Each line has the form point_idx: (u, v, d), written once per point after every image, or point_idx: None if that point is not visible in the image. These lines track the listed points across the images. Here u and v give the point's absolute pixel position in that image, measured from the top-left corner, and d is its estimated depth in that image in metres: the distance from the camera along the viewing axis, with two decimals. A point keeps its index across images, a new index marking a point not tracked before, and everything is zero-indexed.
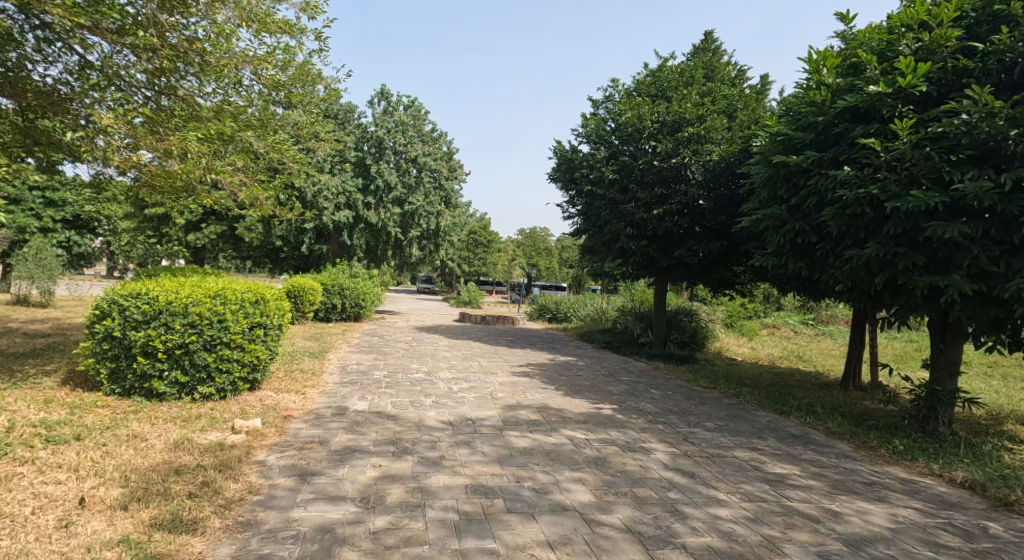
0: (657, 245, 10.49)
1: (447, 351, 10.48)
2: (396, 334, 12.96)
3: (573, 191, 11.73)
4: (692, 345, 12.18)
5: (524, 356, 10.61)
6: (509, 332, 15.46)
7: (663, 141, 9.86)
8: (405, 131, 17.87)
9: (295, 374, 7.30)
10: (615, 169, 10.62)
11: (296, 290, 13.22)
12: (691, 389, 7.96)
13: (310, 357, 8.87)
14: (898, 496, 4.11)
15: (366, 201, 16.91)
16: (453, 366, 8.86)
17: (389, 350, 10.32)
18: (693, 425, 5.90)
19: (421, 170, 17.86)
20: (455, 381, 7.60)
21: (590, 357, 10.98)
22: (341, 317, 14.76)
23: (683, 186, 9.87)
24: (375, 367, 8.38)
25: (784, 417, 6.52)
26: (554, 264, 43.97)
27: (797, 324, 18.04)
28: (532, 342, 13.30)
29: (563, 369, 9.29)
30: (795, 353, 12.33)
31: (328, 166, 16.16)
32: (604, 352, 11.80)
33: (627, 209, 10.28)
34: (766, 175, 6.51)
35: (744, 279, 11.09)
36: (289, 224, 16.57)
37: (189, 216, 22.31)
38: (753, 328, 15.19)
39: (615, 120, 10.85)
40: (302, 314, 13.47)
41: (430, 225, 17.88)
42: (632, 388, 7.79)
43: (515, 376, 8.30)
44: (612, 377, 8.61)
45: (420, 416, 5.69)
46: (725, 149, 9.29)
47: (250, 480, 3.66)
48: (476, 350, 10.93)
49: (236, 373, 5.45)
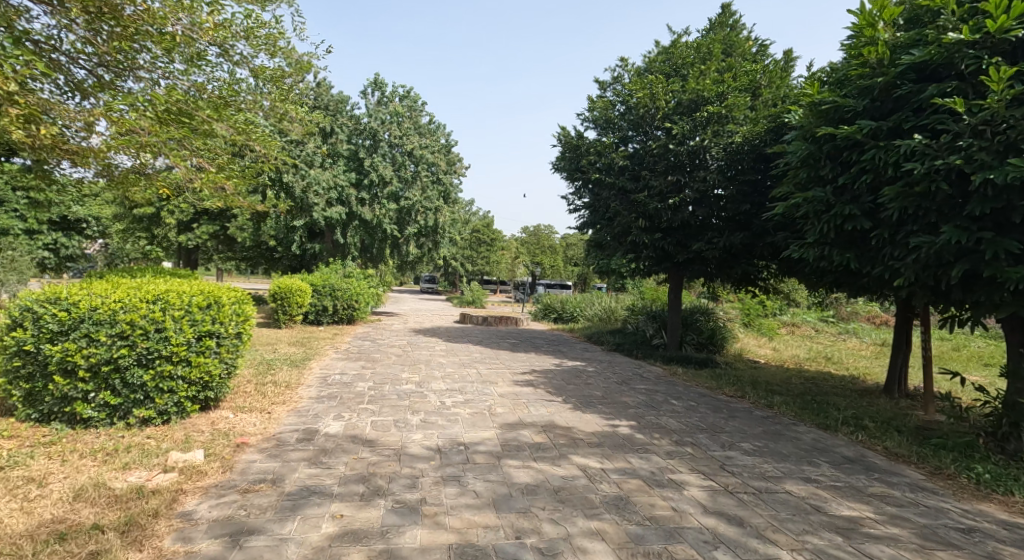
0: (672, 238, 9.56)
1: (443, 357, 9.56)
2: (390, 338, 12.06)
3: (579, 181, 10.79)
4: (710, 346, 11.23)
5: (527, 361, 9.68)
6: (512, 334, 14.53)
7: (679, 123, 8.94)
8: (401, 122, 16.96)
9: (266, 386, 6.42)
10: (625, 155, 9.72)
11: (283, 292, 12.38)
12: (716, 399, 7.02)
13: (290, 366, 7.99)
14: (1012, 552, 3.19)
15: (359, 197, 16.06)
16: (448, 375, 7.94)
17: (379, 357, 9.41)
18: (728, 448, 4.97)
19: (418, 164, 16.94)
20: (449, 394, 6.69)
21: (599, 362, 10.05)
22: (332, 320, 13.88)
23: (702, 172, 8.96)
24: (360, 377, 7.48)
25: (831, 434, 5.58)
26: (559, 262, 42.96)
27: (818, 322, 17.02)
28: (536, 345, 12.36)
29: (570, 376, 8.36)
30: (822, 354, 11.36)
31: (318, 160, 15.41)
32: (615, 355, 10.87)
33: (639, 199, 9.36)
34: (808, 151, 5.61)
35: (768, 275, 10.13)
36: (278, 222, 15.79)
37: (177, 215, 21.42)
38: (773, 327, 14.21)
39: (625, 102, 9.92)
40: (291, 317, 12.62)
41: (429, 221, 16.99)
42: (649, 399, 6.86)
43: (517, 386, 7.38)
44: (626, 386, 7.68)
45: (403, 441, 4.78)
46: (748, 130, 8.34)
47: (160, 548, 2.79)
48: (475, 355, 10.01)
49: (182, 392, 4.56)
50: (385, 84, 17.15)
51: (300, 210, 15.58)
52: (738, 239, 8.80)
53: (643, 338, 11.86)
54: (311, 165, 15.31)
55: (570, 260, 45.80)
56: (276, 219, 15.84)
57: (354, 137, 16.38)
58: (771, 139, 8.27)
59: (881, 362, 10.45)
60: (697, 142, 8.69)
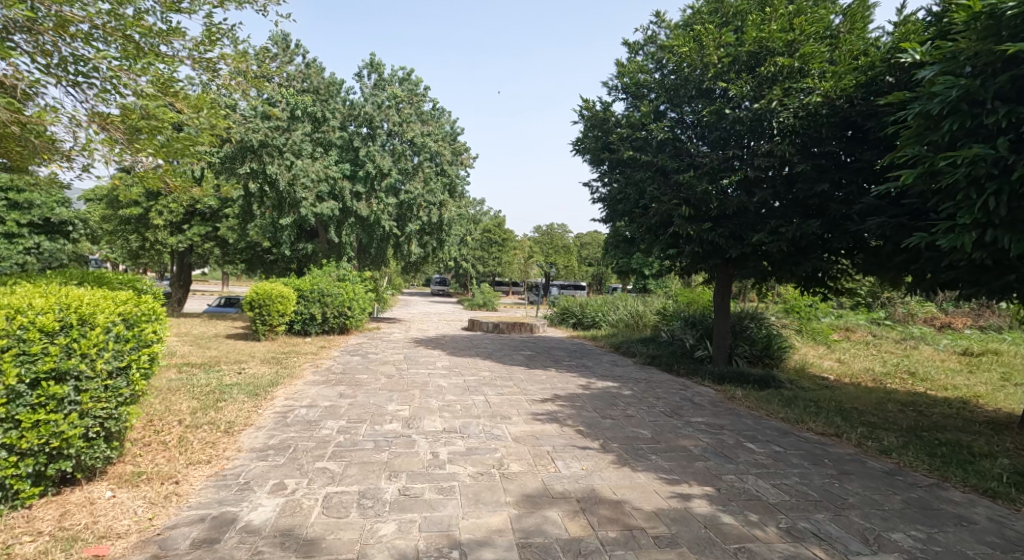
0: (725, 230, 7.78)
1: (445, 378, 7.81)
2: (386, 351, 10.35)
3: (607, 162, 9.01)
4: (766, 360, 9.36)
5: (550, 382, 7.90)
6: (527, 343, 12.77)
7: (738, 82, 7.13)
8: (401, 107, 15.25)
9: (195, 435, 4.72)
10: (665, 127, 7.95)
11: (261, 299, 10.67)
12: (806, 442, 5.21)
13: (248, 397, 6.29)
14: None
15: (354, 190, 14.42)
16: (449, 407, 6.17)
17: (366, 378, 7.68)
18: (875, 544, 3.17)
19: (420, 153, 15.22)
20: (446, 440, 4.92)
21: (635, 382, 8.24)
22: (322, 329, 12.19)
23: (766, 143, 7.15)
24: (332, 412, 5.76)
25: (1012, 511, 3.75)
26: (573, 261, 40.96)
27: (873, 326, 15.07)
28: (556, 357, 10.57)
29: (604, 404, 6.56)
30: (900, 367, 9.48)
31: (308, 149, 13.71)
32: (652, 371, 9.06)
33: (685, 180, 7.63)
34: (966, 87, 3.94)
35: (841, 273, 8.26)
36: (264, 219, 14.13)
37: (166, 216, 20.44)
38: (829, 333, 12.28)
39: (665, 62, 8.14)
40: (271, 328, 10.93)
41: (433, 217, 15.25)
42: (719, 446, 5.04)
43: (537, 424, 5.60)
44: (679, 421, 5.88)
45: (363, 541, 3.06)
46: (830, 85, 6.51)
47: None
48: (484, 375, 8.24)
49: (5, 471, 2.89)
50: (383, 65, 15.48)
51: (287, 205, 13.93)
52: (813, 227, 6.97)
53: (684, 350, 10.02)
54: (299, 155, 13.63)
55: (584, 259, 43.82)
56: (261, 216, 14.19)
57: (347, 124, 14.73)
58: (862, 98, 6.45)
59: (980, 378, 8.55)
60: (761, 105, 6.91)
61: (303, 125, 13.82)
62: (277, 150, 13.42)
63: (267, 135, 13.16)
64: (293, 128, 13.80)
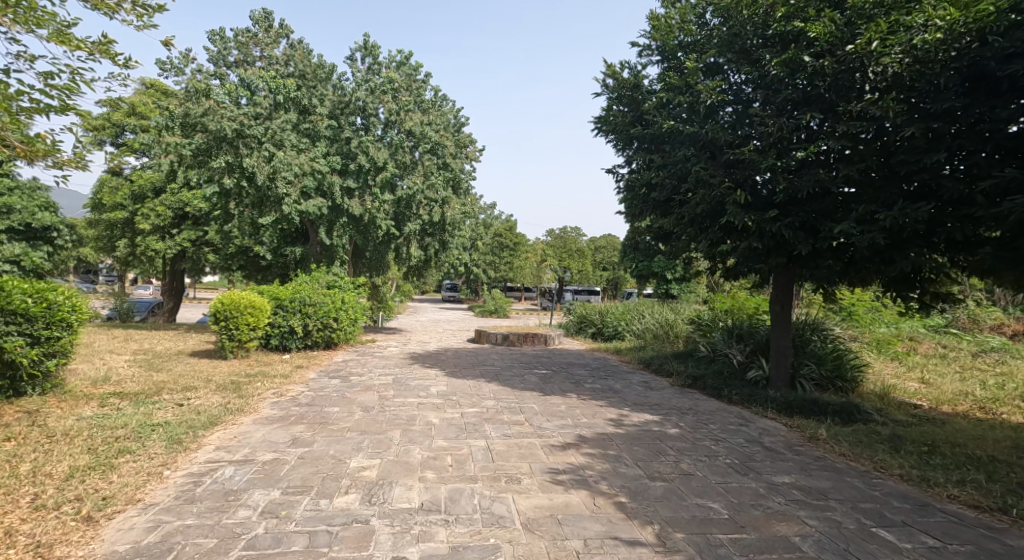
0: (794, 219, 6.09)
1: (436, 414, 6.11)
2: (374, 372, 8.68)
3: (639, 136, 7.33)
4: (838, 385, 7.55)
5: (570, 415, 6.18)
6: (542, 359, 11.06)
7: (821, 20, 5.42)
8: (398, 95, 13.62)
9: (33, 530, 3.09)
10: (716, 88, 6.28)
11: (228, 311, 9.04)
12: (969, 532, 3.46)
13: (163, 447, 4.61)
14: None
15: (345, 185, 12.82)
16: (436, 461, 4.50)
17: (337, 414, 6.01)
18: None
19: (420, 145, 13.58)
20: (421, 532, 3.25)
21: (681, 414, 6.49)
22: (303, 344, 10.60)
23: (855, 101, 5.45)
24: (270, 474, 4.10)
25: None
26: (588, 265, 39.05)
27: (939, 335, 13.11)
28: (576, 377, 8.84)
29: (648, 454, 4.83)
30: (1008, 391, 7.62)
31: (292, 139, 12.11)
32: (697, 398, 7.32)
33: (744, 155, 5.96)
34: None
35: (945, 276, 6.44)
36: (243, 219, 12.57)
37: (153, 220, 18.95)
38: (897, 346, 10.44)
39: (716, 6, 6.45)
40: (242, 344, 9.31)
41: (435, 216, 13.62)
42: (837, 537, 3.31)
43: (557, 493, 3.91)
44: (760, 484, 4.15)
45: None
46: (954, 17, 4.80)
47: None
48: (488, 406, 6.55)
49: None
50: (379, 48, 13.87)
51: (269, 203, 12.31)
52: (921, 213, 5.23)
53: (732, 370, 8.25)
54: (281, 146, 12.02)
55: (599, 263, 41.93)
56: (239, 215, 12.64)
57: (338, 114, 13.19)
58: (1001, 32, 4.68)
59: None
60: (853, 48, 5.23)
61: (286, 112, 12.28)
62: (255, 140, 11.84)
63: (244, 124, 11.59)
64: (276, 116, 12.22)
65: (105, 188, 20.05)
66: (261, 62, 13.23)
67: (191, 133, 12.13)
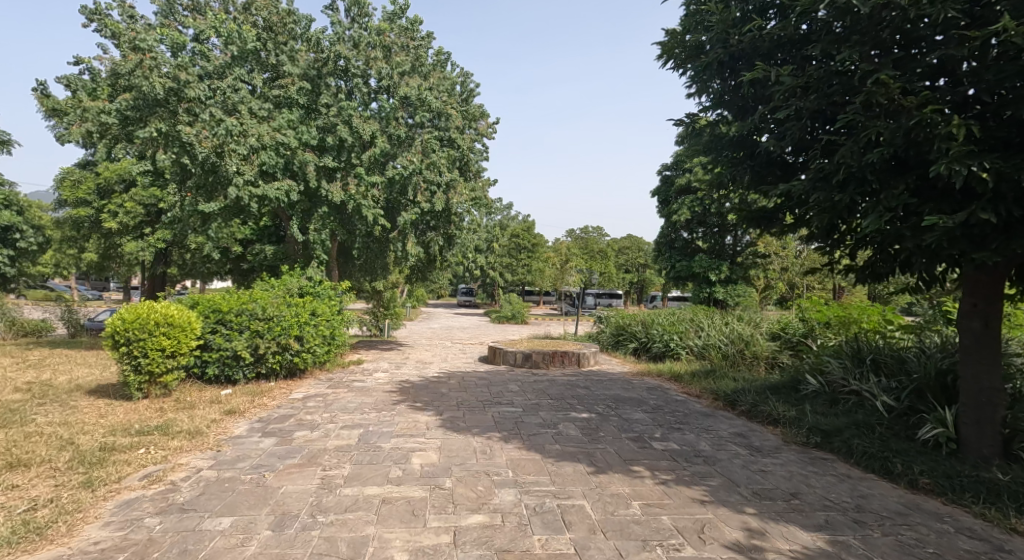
0: None
1: (406, 538, 3.24)
2: (335, 423, 5.84)
3: (754, 39, 4.49)
4: None
5: (658, 539, 3.29)
6: (578, 389, 8.14)
7: None
8: (391, 53, 10.85)
9: None
10: None
11: (129, 329, 6.30)
12: None
13: None
14: None
15: (321, 164, 10.07)
16: None
17: (217, 542, 3.18)
18: None
19: (419, 115, 10.74)
20: None
21: (856, 526, 3.55)
22: (255, 372, 7.86)
23: None
24: None
25: None
26: (612, 266, 35.95)
27: None
28: (637, 429, 5.90)
29: None
30: None
31: (249, 104, 9.39)
32: (856, 481, 4.35)
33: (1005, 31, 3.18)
34: None
35: None
36: (185, 208, 9.89)
37: (121, 216, 16.28)
38: None
39: None
40: (150, 376, 6.55)
41: (436, 204, 10.76)
42: None
43: None
44: None
45: None
46: None
47: None
48: (505, 510, 3.66)
49: None
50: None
51: (220, 187, 9.63)
52: None
53: (884, 421, 5.32)
54: (235, 112, 9.32)
55: (622, 266, 38.89)
56: (182, 203, 9.94)
57: (314, 76, 10.43)
58: None
59: None
60: None
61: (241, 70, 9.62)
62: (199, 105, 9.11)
63: (182, 81, 8.86)
64: (230, 75, 9.54)
65: (67, 181, 17.46)
66: (218, 12, 10.53)
67: (121, 96, 9.44)
